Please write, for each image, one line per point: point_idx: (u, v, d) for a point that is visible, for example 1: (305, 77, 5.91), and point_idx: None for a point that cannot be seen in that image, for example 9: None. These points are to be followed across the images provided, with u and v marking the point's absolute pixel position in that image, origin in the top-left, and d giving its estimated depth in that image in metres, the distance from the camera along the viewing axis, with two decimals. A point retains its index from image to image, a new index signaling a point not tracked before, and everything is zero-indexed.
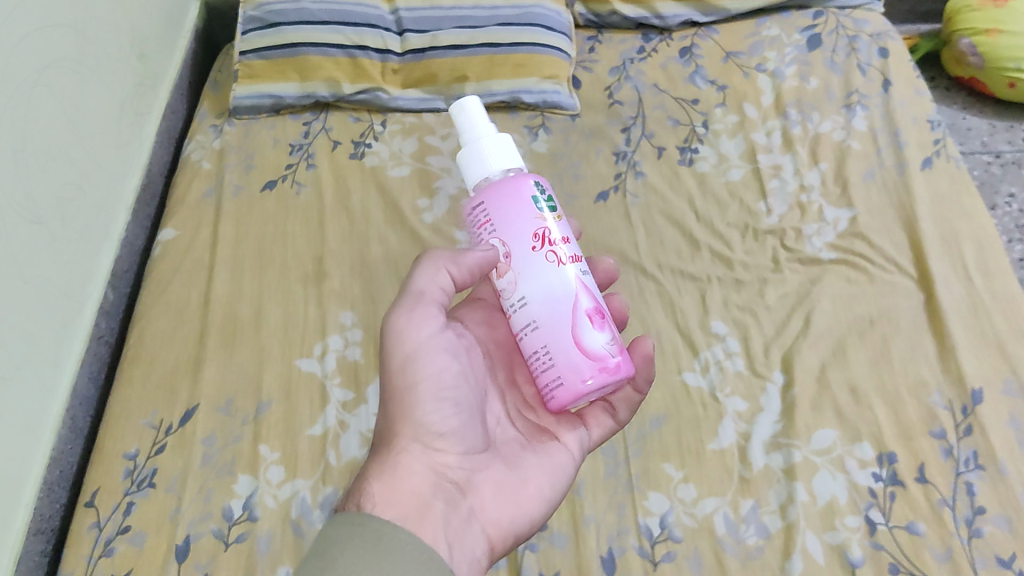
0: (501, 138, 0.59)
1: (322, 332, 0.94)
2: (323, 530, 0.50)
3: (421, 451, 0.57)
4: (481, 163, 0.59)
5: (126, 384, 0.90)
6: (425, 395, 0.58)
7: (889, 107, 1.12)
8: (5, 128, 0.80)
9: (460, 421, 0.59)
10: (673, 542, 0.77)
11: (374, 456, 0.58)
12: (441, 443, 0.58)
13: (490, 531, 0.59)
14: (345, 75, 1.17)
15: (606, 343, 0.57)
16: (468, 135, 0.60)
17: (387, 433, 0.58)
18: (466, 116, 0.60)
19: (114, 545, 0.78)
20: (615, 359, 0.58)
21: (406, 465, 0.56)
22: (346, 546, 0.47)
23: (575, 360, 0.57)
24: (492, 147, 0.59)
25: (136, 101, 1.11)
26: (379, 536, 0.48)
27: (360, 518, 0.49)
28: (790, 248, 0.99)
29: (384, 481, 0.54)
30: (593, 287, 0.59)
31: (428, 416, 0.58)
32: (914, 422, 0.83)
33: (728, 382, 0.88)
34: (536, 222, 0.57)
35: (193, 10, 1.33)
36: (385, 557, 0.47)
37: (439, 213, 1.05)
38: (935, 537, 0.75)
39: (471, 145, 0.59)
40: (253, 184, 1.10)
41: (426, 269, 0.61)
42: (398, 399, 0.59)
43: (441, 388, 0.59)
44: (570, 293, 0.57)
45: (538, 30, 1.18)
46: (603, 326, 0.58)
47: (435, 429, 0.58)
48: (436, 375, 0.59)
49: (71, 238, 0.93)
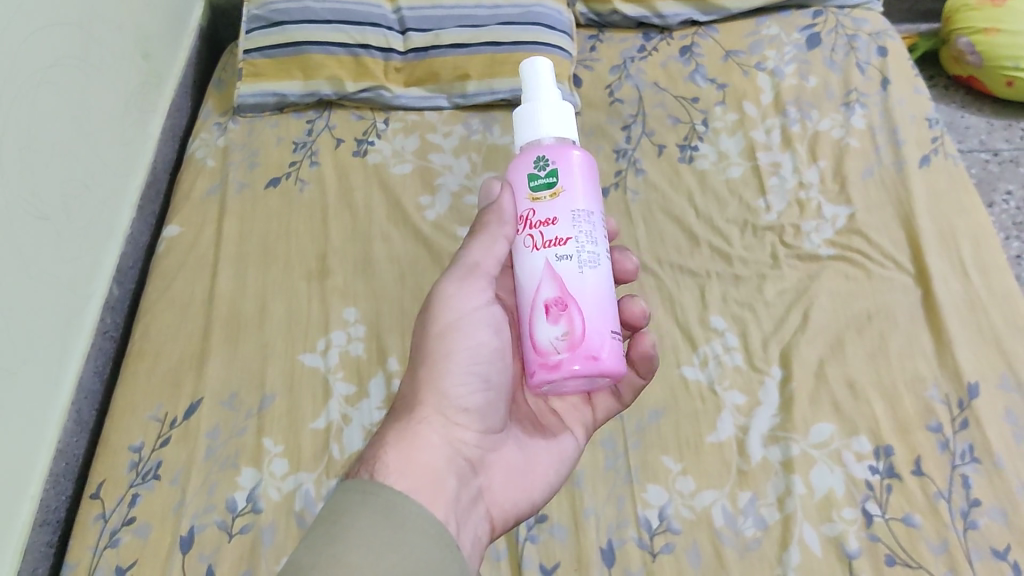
0: (559, 108, 0.59)
1: (325, 328, 0.95)
2: (336, 495, 0.51)
3: (440, 424, 0.58)
4: (530, 126, 0.59)
5: (131, 378, 0.91)
6: (454, 367, 0.60)
7: (888, 105, 1.13)
8: (10, 126, 0.81)
9: (484, 400, 0.61)
10: (672, 534, 0.78)
11: (391, 419, 0.59)
12: (461, 418, 0.59)
13: (494, 511, 0.60)
14: (348, 73, 1.18)
15: (554, 338, 0.57)
16: (528, 94, 0.60)
17: (410, 400, 0.59)
18: (531, 75, 0.60)
19: (119, 536, 0.79)
20: (560, 357, 0.57)
21: (424, 436, 0.57)
22: (359, 515, 0.48)
23: (529, 351, 0.58)
24: (545, 115, 0.59)
25: (141, 98, 1.12)
26: (391, 508, 0.49)
27: (373, 487, 0.50)
28: (789, 245, 1.00)
29: (400, 450, 0.55)
30: (565, 276, 0.57)
31: (454, 388, 0.60)
32: (911, 416, 0.84)
33: (727, 376, 0.89)
34: (525, 204, 0.59)
35: (198, 9, 1.34)
36: (395, 530, 0.48)
37: (441, 210, 1.06)
38: (931, 529, 0.76)
39: (528, 106, 0.60)
40: (256, 181, 1.11)
41: (482, 243, 0.61)
42: (427, 367, 0.60)
43: (472, 362, 0.61)
44: (534, 281, 0.58)
45: (540, 29, 1.19)
46: (556, 320, 0.57)
47: (459, 403, 0.59)
48: (472, 349, 0.61)
49: (77, 233, 0.94)
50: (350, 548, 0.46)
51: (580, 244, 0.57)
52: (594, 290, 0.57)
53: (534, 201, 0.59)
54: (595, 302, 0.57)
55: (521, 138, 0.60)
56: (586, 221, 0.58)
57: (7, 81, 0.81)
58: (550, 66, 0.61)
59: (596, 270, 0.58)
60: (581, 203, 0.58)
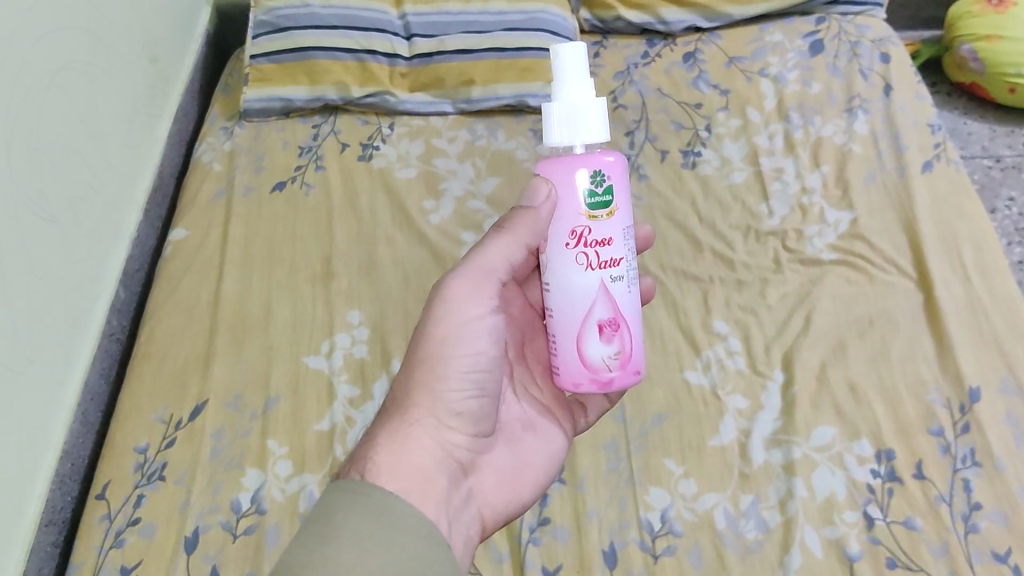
0: (591, 104, 0.56)
1: (329, 331, 0.95)
2: (328, 494, 0.51)
3: (432, 426, 0.57)
4: (557, 127, 0.57)
5: (136, 379, 0.92)
6: (449, 372, 0.59)
7: (890, 111, 1.13)
8: (19, 128, 0.82)
9: (478, 405, 0.61)
10: (673, 536, 0.78)
11: (382, 418, 0.58)
12: (454, 421, 0.59)
13: (484, 511, 0.61)
14: (354, 79, 1.19)
15: (607, 357, 0.59)
16: (557, 88, 0.57)
17: (401, 400, 0.59)
18: (561, 67, 0.57)
19: (124, 537, 0.80)
20: (611, 374, 0.59)
21: (415, 437, 0.56)
22: (352, 514, 0.49)
23: (576, 367, 0.59)
24: (574, 114, 0.56)
25: (148, 102, 1.13)
26: (383, 508, 0.50)
27: (364, 487, 0.51)
28: (790, 249, 1.00)
29: (391, 451, 0.55)
30: (617, 296, 0.59)
31: (449, 392, 0.59)
32: (912, 419, 0.84)
33: (729, 380, 0.89)
34: (578, 219, 0.57)
35: (204, 15, 1.36)
36: (386, 529, 0.49)
37: (445, 214, 1.07)
38: (931, 532, 0.76)
39: (557, 102, 0.57)
40: (262, 185, 1.11)
41: (503, 244, 0.61)
42: (423, 369, 0.59)
43: (470, 368, 0.60)
44: (587, 299, 0.58)
45: (544, 36, 1.20)
46: (611, 339, 0.59)
47: (452, 407, 0.59)
48: (471, 354, 0.60)
49: (83, 236, 0.95)
50: (342, 547, 0.47)
51: (629, 262, 0.59)
52: (636, 306, 0.60)
53: (591, 219, 0.57)
54: (638, 316, 0.61)
55: (548, 139, 0.58)
56: (630, 238, 0.60)
57: (16, 84, 0.82)
58: (582, 53, 0.57)
59: (636, 287, 0.61)
60: (628, 219, 0.59)
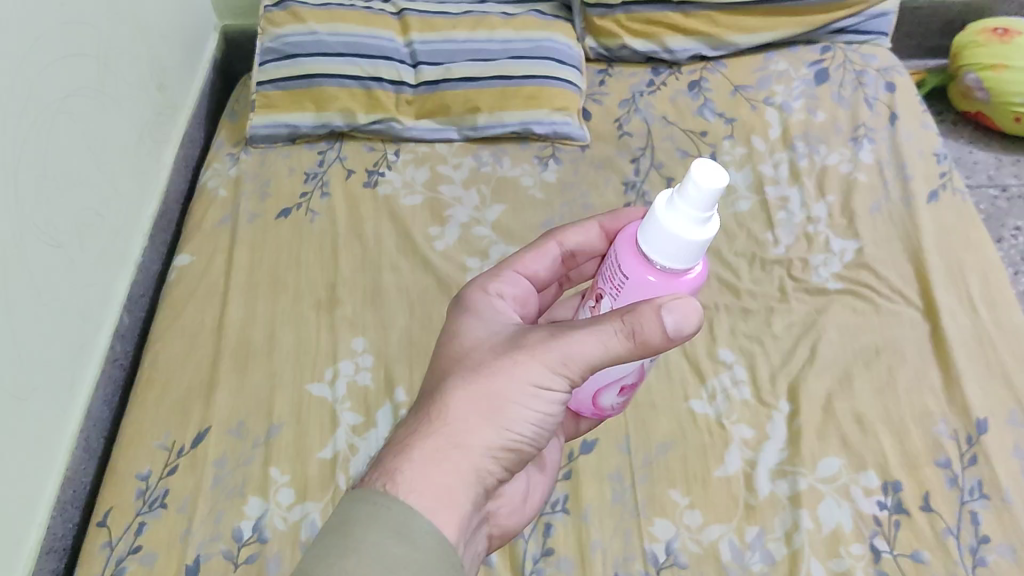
0: (697, 240, 0.50)
1: (333, 357, 0.96)
2: (345, 504, 0.49)
3: (478, 460, 0.52)
4: (656, 240, 0.51)
5: (138, 406, 0.91)
6: (509, 412, 0.53)
7: (896, 141, 1.14)
8: (29, 157, 0.84)
9: (527, 449, 0.55)
10: (678, 568, 0.77)
11: (419, 427, 0.52)
12: (500, 460, 0.53)
13: (492, 531, 0.59)
14: (360, 105, 1.20)
15: (613, 401, 0.63)
16: (676, 206, 0.49)
17: (449, 419, 0.52)
18: (690, 189, 0.49)
19: (125, 565, 0.79)
20: (610, 408, 0.65)
21: (452, 460, 0.51)
22: (369, 529, 0.47)
23: (585, 403, 0.64)
24: (681, 244, 0.50)
25: (155, 129, 1.15)
26: (403, 523, 0.47)
27: (385, 499, 0.48)
28: (797, 278, 1.00)
29: (427, 468, 0.50)
30: (646, 368, 0.60)
31: (505, 434, 0.53)
32: (920, 451, 0.83)
33: (734, 410, 0.88)
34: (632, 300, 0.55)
35: (210, 43, 1.38)
36: (406, 548, 0.46)
37: (450, 240, 1.07)
38: (938, 565, 0.76)
39: (667, 221, 0.50)
40: (268, 211, 1.12)
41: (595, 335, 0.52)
42: (484, 400, 0.53)
43: (533, 417, 0.54)
44: (621, 372, 0.59)
45: (549, 64, 1.22)
46: (620, 393, 0.62)
47: (503, 446, 0.53)
48: (541, 408, 0.54)
49: (88, 262, 0.95)
50: (362, 561, 0.45)
51: None
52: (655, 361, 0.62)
53: None
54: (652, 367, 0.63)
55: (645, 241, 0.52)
56: None
57: (24, 114, 0.83)
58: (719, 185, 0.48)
59: None
60: None
